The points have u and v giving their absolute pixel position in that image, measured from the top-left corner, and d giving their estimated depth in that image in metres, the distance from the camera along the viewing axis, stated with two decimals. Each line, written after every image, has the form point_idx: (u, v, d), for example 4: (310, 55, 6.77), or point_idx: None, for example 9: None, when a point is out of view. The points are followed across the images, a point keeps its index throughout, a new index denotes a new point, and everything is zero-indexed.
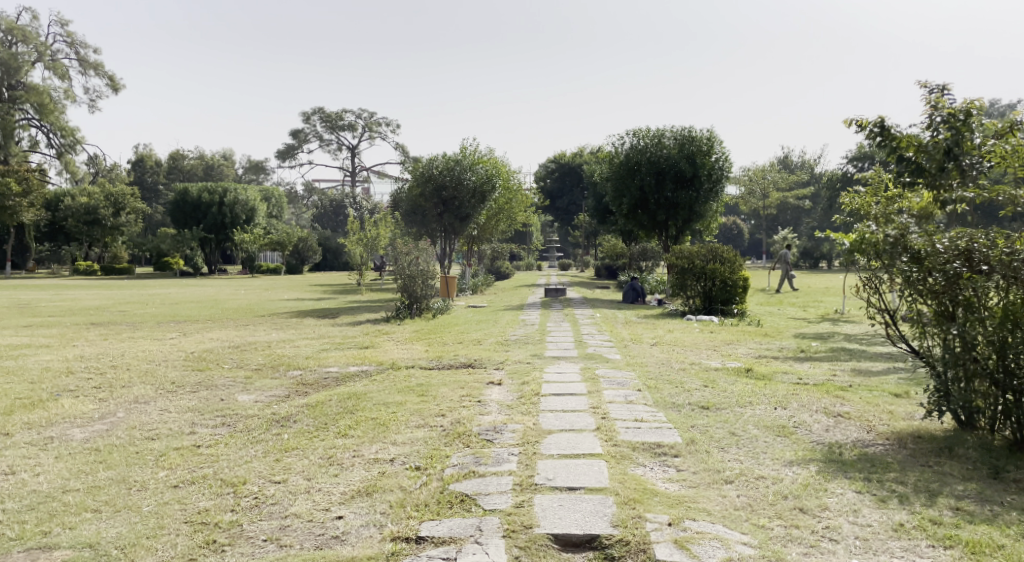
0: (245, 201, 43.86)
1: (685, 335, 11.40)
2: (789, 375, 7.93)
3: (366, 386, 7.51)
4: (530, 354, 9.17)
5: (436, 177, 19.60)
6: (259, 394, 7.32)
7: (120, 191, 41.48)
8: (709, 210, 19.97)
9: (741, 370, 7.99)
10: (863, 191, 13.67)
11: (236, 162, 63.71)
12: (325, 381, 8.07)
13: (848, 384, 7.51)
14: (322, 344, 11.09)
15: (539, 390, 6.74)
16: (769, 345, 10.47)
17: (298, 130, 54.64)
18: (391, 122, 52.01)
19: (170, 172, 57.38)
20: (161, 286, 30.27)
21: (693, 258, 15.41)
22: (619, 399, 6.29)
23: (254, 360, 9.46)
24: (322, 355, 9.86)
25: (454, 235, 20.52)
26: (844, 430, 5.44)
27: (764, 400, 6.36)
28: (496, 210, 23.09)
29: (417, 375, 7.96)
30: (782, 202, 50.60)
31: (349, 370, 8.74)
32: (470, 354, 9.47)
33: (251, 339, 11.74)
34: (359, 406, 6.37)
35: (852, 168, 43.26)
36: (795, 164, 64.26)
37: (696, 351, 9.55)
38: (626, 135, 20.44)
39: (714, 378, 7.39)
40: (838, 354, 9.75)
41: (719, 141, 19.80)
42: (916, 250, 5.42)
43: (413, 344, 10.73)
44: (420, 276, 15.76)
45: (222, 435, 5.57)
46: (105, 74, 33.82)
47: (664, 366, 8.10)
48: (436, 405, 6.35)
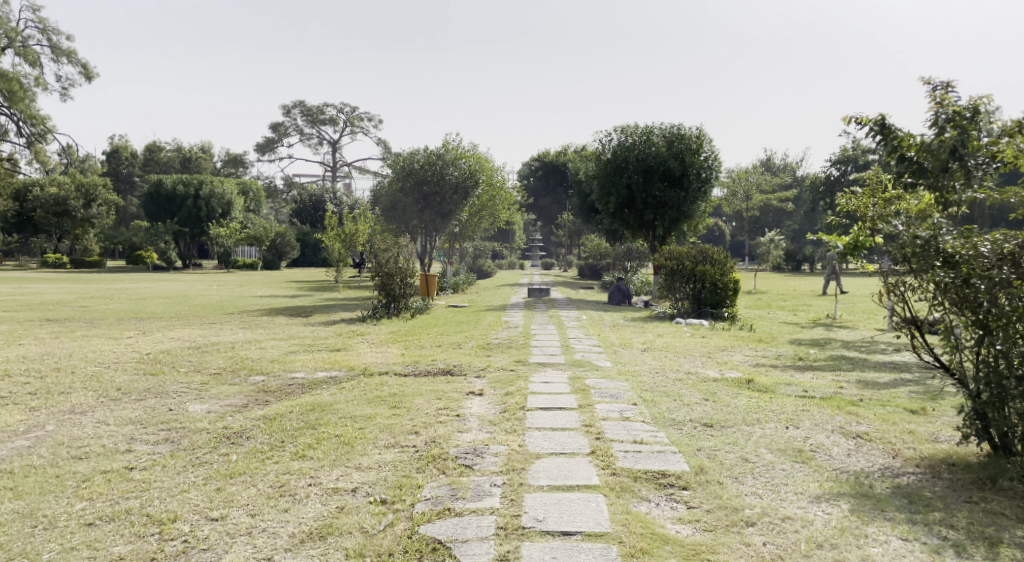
0: (221, 194, 42.77)
1: (678, 341, 10.78)
2: (793, 387, 7.33)
3: (333, 395, 6.81)
4: (513, 360, 8.49)
5: (417, 171, 18.95)
6: (212, 404, 6.59)
7: (90, 181, 40.35)
8: (697, 210, 19.41)
9: (742, 381, 7.38)
10: (860, 192, 13.24)
11: (214, 154, 62.33)
12: (289, 389, 7.37)
13: (858, 398, 6.92)
14: (290, 345, 10.34)
15: (524, 403, 6.08)
16: (766, 353, 9.88)
17: (278, 124, 53.59)
18: (374, 117, 51.14)
19: (145, 164, 56.03)
20: (130, 281, 29.17)
21: (682, 258, 14.92)
22: (614, 415, 5.64)
23: (215, 363, 8.72)
24: (289, 358, 9.13)
25: (435, 233, 19.79)
26: (868, 454, 4.84)
27: (773, 417, 5.74)
28: (479, 207, 22.40)
29: (390, 384, 7.26)
30: (765, 204, 50.35)
31: (316, 375, 8.02)
32: (449, 360, 8.78)
33: (214, 338, 10.96)
34: (322, 420, 5.66)
35: (836, 171, 42.96)
36: (777, 166, 64.14)
37: (690, 359, 8.93)
38: (614, 131, 19.84)
39: (715, 390, 6.77)
40: (839, 363, 9.19)
41: (708, 140, 19.26)
42: (950, 254, 4.83)
43: (389, 347, 10.04)
44: (399, 273, 15.03)
45: (160, 456, 4.85)
46: (77, 62, 32.50)
47: (659, 376, 7.47)
48: (410, 420, 5.66)
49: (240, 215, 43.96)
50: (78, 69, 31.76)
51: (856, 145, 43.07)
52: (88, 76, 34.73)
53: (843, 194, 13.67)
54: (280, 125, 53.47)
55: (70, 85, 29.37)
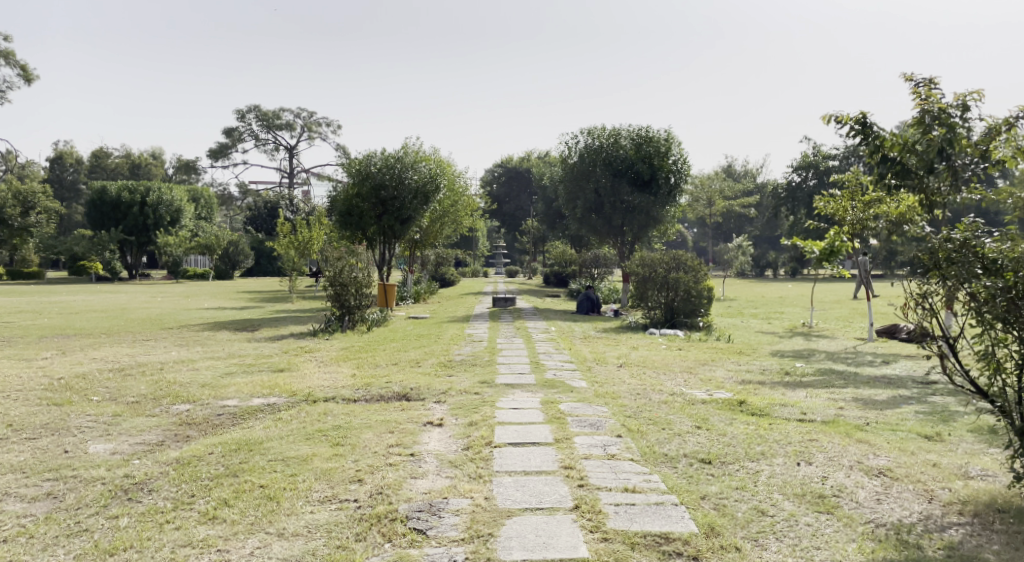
0: (171, 201, 41.04)
1: (655, 354, 10.00)
2: (789, 408, 6.55)
3: (266, 429, 5.84)
4: (478, 381, 7.58)
5: (374, 176, 17.97)
6: (121, 442, 5.57)
7: (29, 189, 38.10)
8: (666, 215, 18.78)
9: (734, 402, 6.58)
10: (840, 195, 12.72)
11: (166, 161, 60.13)
12: (217, 421, 6.38)
13: (863, 420, 6.19)
14: (228, 366, 9.28)
15: (491, 437, 5.18)
16: (750, 367, 9.15)
17: (232, 129, 51.96)
18: (333, 123, 49.87)
19: (92, 170, 53.69)
20: (69, 292, 27.49)
21: (654, 266, 14.05)
22: (597, 451, 4.76)
23: (136, 390, 7.65)
24: (224, 381, 8.10)
25: (394, 240, 18.70)
26: (900, 499, 4.08)
27: (780, 450, 4.94)
28: (441, 213, 21.45)
29: (336, 413, 6.30)
30: (728, 210, 50.25)
31: (251, 403, 7.01)
32: (405, 381, 7.83)
33: (143, 359, 9.83)
34: (247, 465, 4.69)
35: (797, 177, 42.94)
36: (737, 173, 64.29)
37: (671, 376, 8.15)
38: (580, 133, 19.15)
39: (707, 415, 5.97)
40: (830, 377, 8.48)
41: (677, 143, 18.67)
42: (992, 260, 4.12)
43: (339, 366, 9.07)
44: (354, 284, 14.00)
45: (31, 520, 3.87)
46: (16, 63, 30.72)
47: (641, 399, 6.63)
48: (354, 462, 4.72)
49: (190, 223, 42.32)
50: (17, 70, 30.07)
51: (817, 152, 43.17)
52: (27, 79, 32.89)
53: (821, 198, 13.14)
54: (234, 130, 51.84)
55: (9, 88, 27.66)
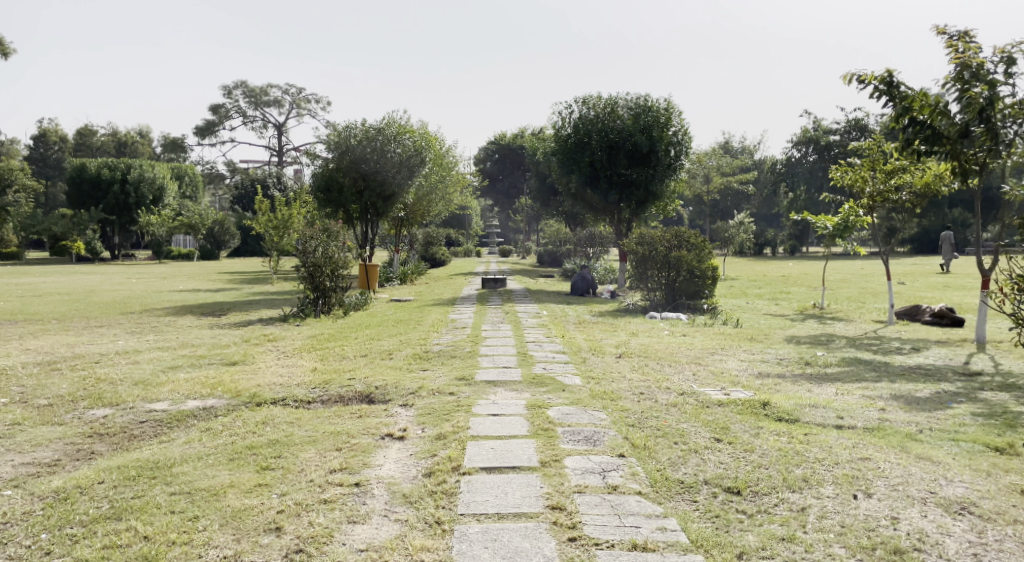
0: (153, 178, 39.57)
1: (657, 342, 8.90)
2: (823, 411, 5.48)
3: (189, 443, 4.75)
4: (455, 378, 6.49)
5: (354, 148, 16.71)
6: (3, 464, 4.51)
7: (6, 166, 35.79)
8: (666, 190, 17.67)
9: (756, 404, 5.48)
10: (859, 164, 11.55)
11: (153, 140, 58.54)
12: (136, 431, 5.31)
13: (915, 426, 5.11)
14: (174, 358, 8.20)
15: (461, 458, 4.11)
16: (766, 357, 8.05)
17: (218, 105, 50.39)
18: (322, 99, 48.36)
19: (77, 149, 52.10)
20: (41, 273, 26.27)
21: (654, 244, 12.90)
22: (594, 481, 3.68)
23: (54, 389, 6.56)
24: (163, 379, 7.00)
25: (377, 218, 17.49)
26: (999, 552, 3.05)
27: (827, 475, 3.85)
28: (428, 190, 20.22)
29: (279, 421, 5.21)
30: (726, 187, 49.03)
31: (183, 407, 5.92)
32: (371, 378, 6.74)
33: (81, 351, 8.73)
34: (139, 501, 3.62)
35: (796, 153, 41.64)
36: (735, 150, 62.96)
37: (678, 370, 7.07)
38: (574, 102, 17.90)
39: (727, 422, 4.89)
40: (860, 369, 7.38)
41: (677, 112, 17.52)
42: None
43: (301, 358, 7.98)
44: (327, 264, 12.82)
45: None
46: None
47: (645, 401, 5.53)
48: (281, 496, 3.67)
49: (174, 202, 40.98)
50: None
51: (817, 127, 41.85)
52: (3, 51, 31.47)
53: (837, 167, 11.95)
54: (221, 107, 50.34)
55: None
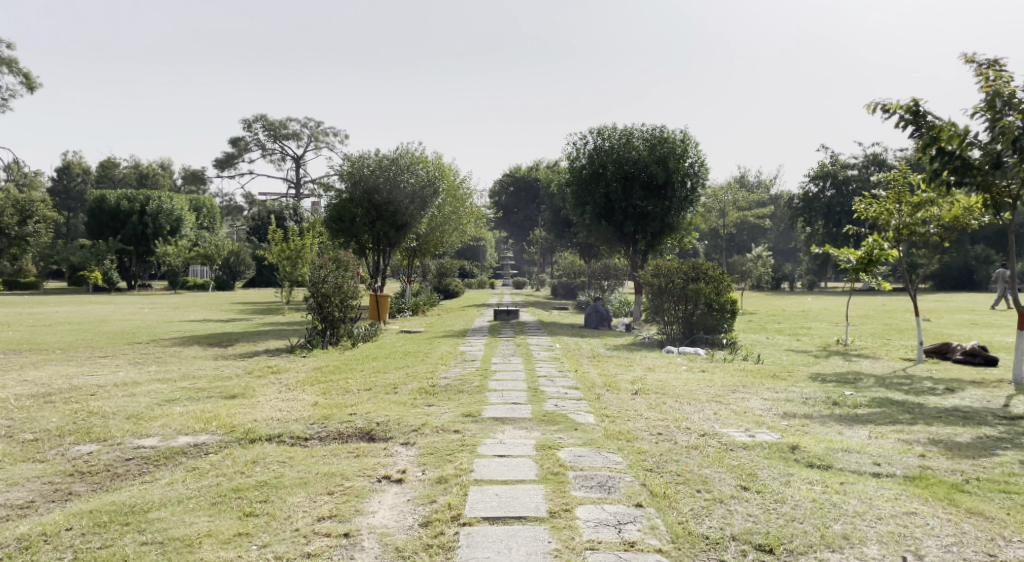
0: (170, 210, 39.85)
1: (675, 379, 8.49)
2: (857, 456, 5.07)
3: (171, 484, 4.41)
4: (461, 415, 6.13)
5: (367, 178, 16.56)
6: None
7: (27, 197, 36.18)
8: (682, 222, 17.34)
9: (785, 447, 5.07)
10: (884, 195, 11.17)
11: (173, 172, 59.23)
12: (119, 469, 4.99)
13: (961, 476, 4.68)
14: (172, 390, 7.91)
15: (462, 506, 3.76)
16: (790, 396, 7.62)
17: (237, 138, 50.97)
18: (339, 132, 48.75)
19: (98, 181, 52.74)
20: (57, 303, 26.24)
21: (670, 276, 12.54)
22: (608, 535, 3.33)
23: (42, 423, 6.28)
24: (157, 413, 6.70)
25: (390, 248, 17.24)
26: None
27: (869, 532, 3.46)
28: (441, 221, 20.02)
29: (271, 461, 4.87)
30: (742, 221, 48.66)
31: (173, 444, 5.60)
32: (373, 413, 6.39)
33: (79, 383, 8.47)
34: (104, 553, 3.30)
35: (813, 188, 41.25)
36: (751, 184, 62.68)
37: (698, 409, 6.67)
38: (589, 133, 17.69)
39: (754, 468, 4.49)
40: (892, 410, 6.94)
41: (694, 143, 17.26)
42: None
43: (303, 392, 7.66)
44: (337, 294, 12.54)
45: None
46: (18, 71, 29.72)
47: (664, 443, 5.14)
48: (260, 549, 3.33)
49: (191, 233, 41.17)
50: (20, 79, 29.09)
51: (834, 161, 41.53)
52: (30, 86, 32.09)
53: (861, 199, 11.56)
54: (240, 140, 50.90)
55: (9, 95, 26.65)
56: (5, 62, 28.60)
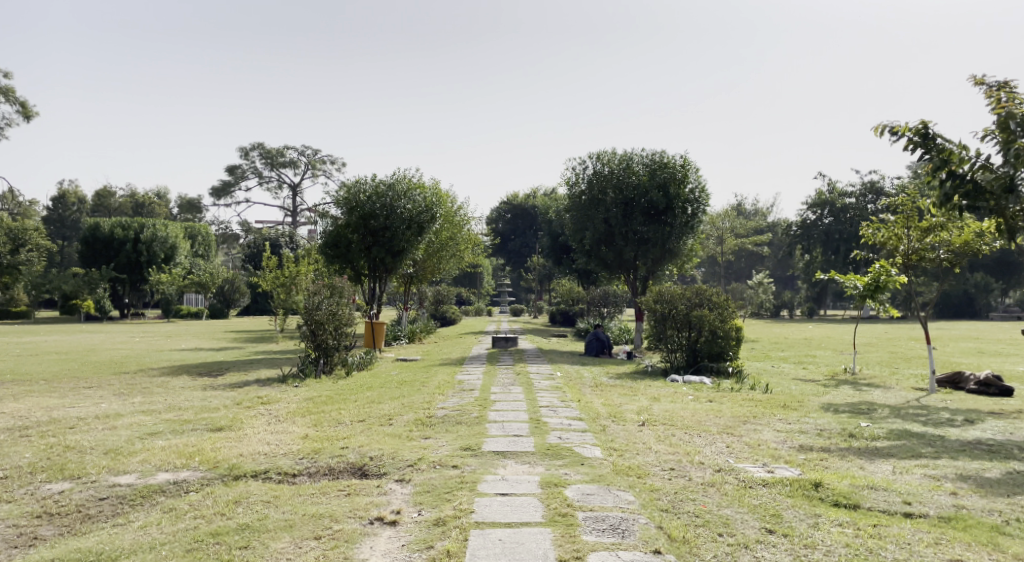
0: (165, 237, 39.58)
1: (682, 409, 8.13)
2: (885, 494, 4.72)
3: (144, 529, 4.04)
4: (460, 448, 5.78)
5: (363, 204, 16.35)
6: None
7: (20, 225, 35.89)
8: (683, 248, 17.09)
9: (807, 485, 4.73)
10: (892, 220, 10.93)
11: (170, 201, 59.09)
12: (91, 511, 4.62)
13: (1001, 516, 4.34)
14: (156, 423, 7.54)
15: (463, 554, 3.41)
16: (804, 428, 7.27)
17: (234, 167, 50.94)
18: (336, 160, 48.74)
19: (94, 210, 52.52)
20: (47, 332, 25.82)
21: (673, 302, 12.24)
22: None
23: (14, 459, 5.91)
24: (137, 447, 6.33)
25: (386, 275, 16.93)
26: None
27: None
28: (438, 247, 19.76)
29: (255, 500, 4.51)
30: (740, 248, 48.58)
31: (151, 481, 5.23)
32: (366, 447, 6.02)
33: (59, 415, 8.09)
34: None
35: (811, 216, 41.19)
36: (747, 212, 62.76)
37: (711, 442, 6.31)
38: (588, 158, 17.53)
39: (777, 508, 4.15)
40: (913, 443, 6.60)
41: (694, 169, 17.09)
42: None
43: (293, 424, 7.29)
44: (331, 321, 12.19)
45: None
46: (15, 100, 29.70)
47: (678, 479, 4.79)
48: None
49: (185, 261, 40.82)
50: (17, 108, 29.02)
51: (831, 189, 41.55)
52: (27, 115, 32.03)
53: (868, 224, 11.33)
54: (237, 168, 50.87)
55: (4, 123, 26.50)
56: (2, 92, 28.50)
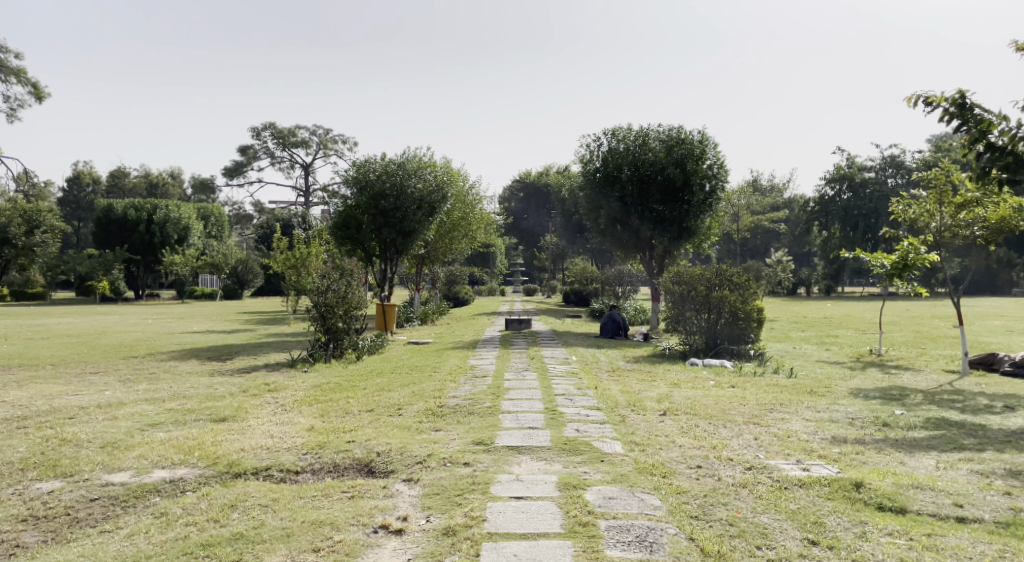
0: (177, 218, 39.45)
1: (705, 397, 7.75)
2: (934, 494, 4.35)
3: (131, 539, 3.73)
4: (472, 443, 5.44)
5: (373, 184, 15.98)
6: None
7: (35, 207, 35.88)
8: (701, 227, 16.60)
9: (848, 485, 4.36)
10: (924, 196, 10.44)
11: (183, 181, 58.96)
12: (81, 514, 4.33)
13: None
14: (158, 413, 7.26)
15: None
16: (835, 416, 6.88)
17: (246, 146, 50.68)
18: (348, 139, 48.32)
19: (108, 191, 52.44)
20: (61, 314, 25.77)
21: (693, 284, 11.84)
22: None
23: (7, 455, 5.64)
24: (136, 440, 6.05)
25: (397, 256, 16.59)
26: None
27: None
28: (450, 227, 19.37)
29: (251, 504, 4.19)
30: (757, 225, 47.88)
31: (147, 479, 4.95)
32: (373, 441, 5.71)
33: (61, 405, 7.84)
34: None
35: (830, 191, 40.40)
36: (764, 188, 61.86)
37: (738, 434, 5.95)
38: (603, 134, 17.04)
39: (818, 515, 3.79)
40: (954, 433, 6.21)
41: (712, 144, 16.55)
42: None
43: (298, 414, 7.00)
44: (340, 304, 11.88)
45: None
46: (27, 82, 29.45)
47: (706, 479, 4.44)
48: None
49: (198, 241, 40.70)
50: (28, 89, 28.78)
51: (851, 163, 40.68)
52: (38, 96, 31.80)
53: (898, 200, 10.84)
54: (248, 148, 50.61)
55: (17, 105, 26.28)
56: (14, 73, 28.27)
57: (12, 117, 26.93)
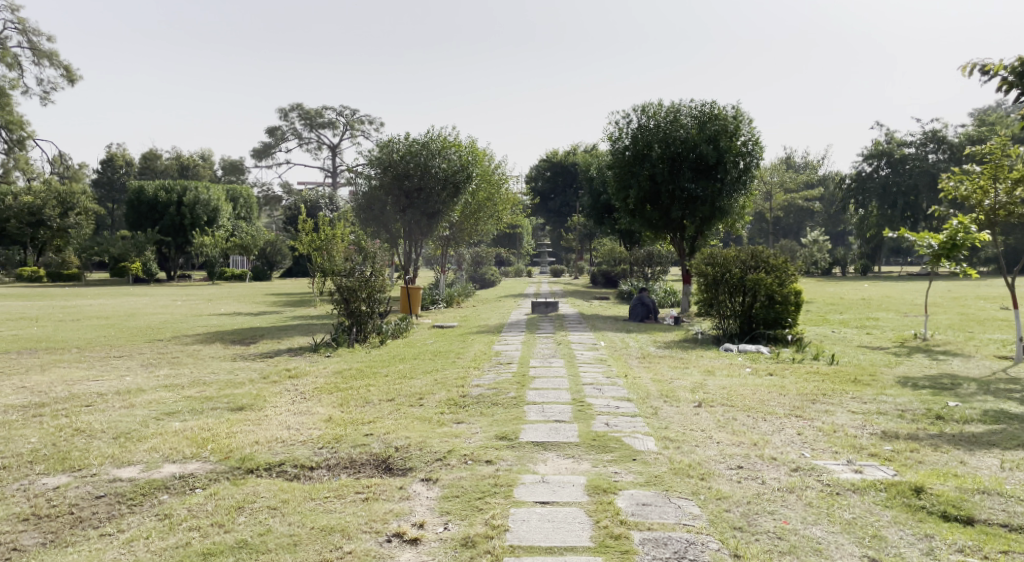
0: (207, 200, 39.63)
1: (742, 386, 7.34)
2: (1002, 501, 3.95)
3: (131, 549, 3.49)
4: (495, 438, 5.13)
5: (397, 163, 15.63)
6: None
7: (69, 189, 36.30)
8: (734, 206, 16.04)
9: (907, 489, 3.98)
10: (977, 172, 9.80)
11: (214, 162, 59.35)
12: (83, 514, 4.12)
13: None
14: (176, 401, 7.08)
15: None
16: (883, 408, 6.45)
17: (274, 128, 50.74)
18: (375, 119, 48.10)
19: (140, 173, 52.93)
20: (94, 296, 26.06)
21: (727, 266, 11.37)
22: None
23: (19, 446, 5.48)
24: (149, 431, 5.84)
25: (421, 237, 16.31)
26: None
27: None
28: (476, 207, 19.00)
29: (260, 506, 3.93)
30: (790, 203, 46.81)
31: (155, 475, 4.72)
32: (392, 433, 5.43)
33: (79, 391, 7.70)
34: None
35: (867, 167, 39.22)
36: (797, 165, 60.49)
37: (780, 430, 5.55)
38: (632, 111, 16.50)
39: (877, 527, 3.43)
40: (1015, 428, 5.75)
41: (746, 120, 15.94)
42: None
43: (317, 403, 6.75)
44: (363, 288, 11.62)
45: None
46: (60, 65, 29.65)
47: (749, 483, 4.08)
48: None
49: (228, 223, 40.86)
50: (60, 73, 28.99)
51: (890, 138, 39.34)
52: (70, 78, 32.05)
53: (948, 176, 10.21)
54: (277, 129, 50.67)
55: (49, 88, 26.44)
56: (47, 55, 28.46)
57: (45, 100, 27.14)
